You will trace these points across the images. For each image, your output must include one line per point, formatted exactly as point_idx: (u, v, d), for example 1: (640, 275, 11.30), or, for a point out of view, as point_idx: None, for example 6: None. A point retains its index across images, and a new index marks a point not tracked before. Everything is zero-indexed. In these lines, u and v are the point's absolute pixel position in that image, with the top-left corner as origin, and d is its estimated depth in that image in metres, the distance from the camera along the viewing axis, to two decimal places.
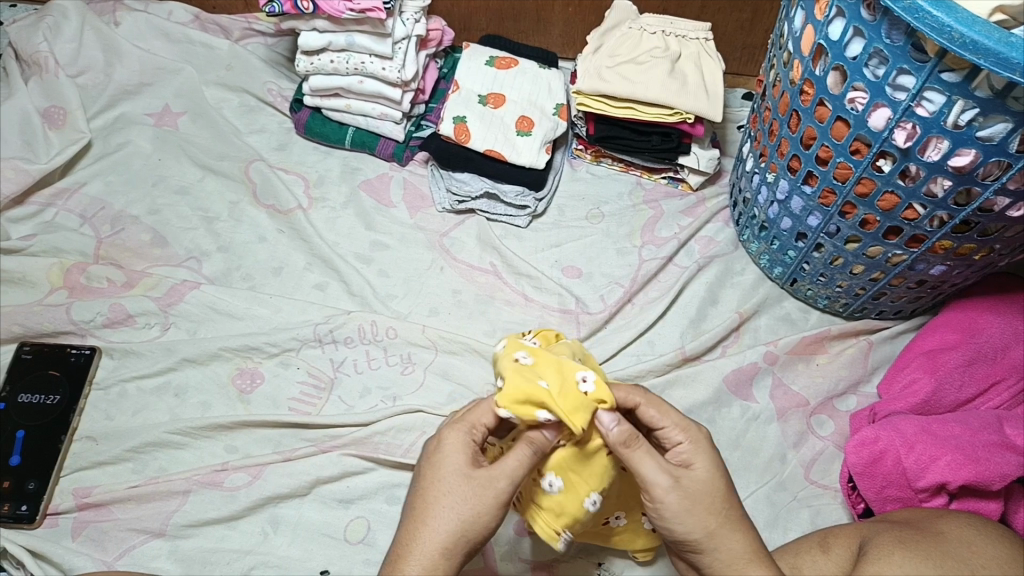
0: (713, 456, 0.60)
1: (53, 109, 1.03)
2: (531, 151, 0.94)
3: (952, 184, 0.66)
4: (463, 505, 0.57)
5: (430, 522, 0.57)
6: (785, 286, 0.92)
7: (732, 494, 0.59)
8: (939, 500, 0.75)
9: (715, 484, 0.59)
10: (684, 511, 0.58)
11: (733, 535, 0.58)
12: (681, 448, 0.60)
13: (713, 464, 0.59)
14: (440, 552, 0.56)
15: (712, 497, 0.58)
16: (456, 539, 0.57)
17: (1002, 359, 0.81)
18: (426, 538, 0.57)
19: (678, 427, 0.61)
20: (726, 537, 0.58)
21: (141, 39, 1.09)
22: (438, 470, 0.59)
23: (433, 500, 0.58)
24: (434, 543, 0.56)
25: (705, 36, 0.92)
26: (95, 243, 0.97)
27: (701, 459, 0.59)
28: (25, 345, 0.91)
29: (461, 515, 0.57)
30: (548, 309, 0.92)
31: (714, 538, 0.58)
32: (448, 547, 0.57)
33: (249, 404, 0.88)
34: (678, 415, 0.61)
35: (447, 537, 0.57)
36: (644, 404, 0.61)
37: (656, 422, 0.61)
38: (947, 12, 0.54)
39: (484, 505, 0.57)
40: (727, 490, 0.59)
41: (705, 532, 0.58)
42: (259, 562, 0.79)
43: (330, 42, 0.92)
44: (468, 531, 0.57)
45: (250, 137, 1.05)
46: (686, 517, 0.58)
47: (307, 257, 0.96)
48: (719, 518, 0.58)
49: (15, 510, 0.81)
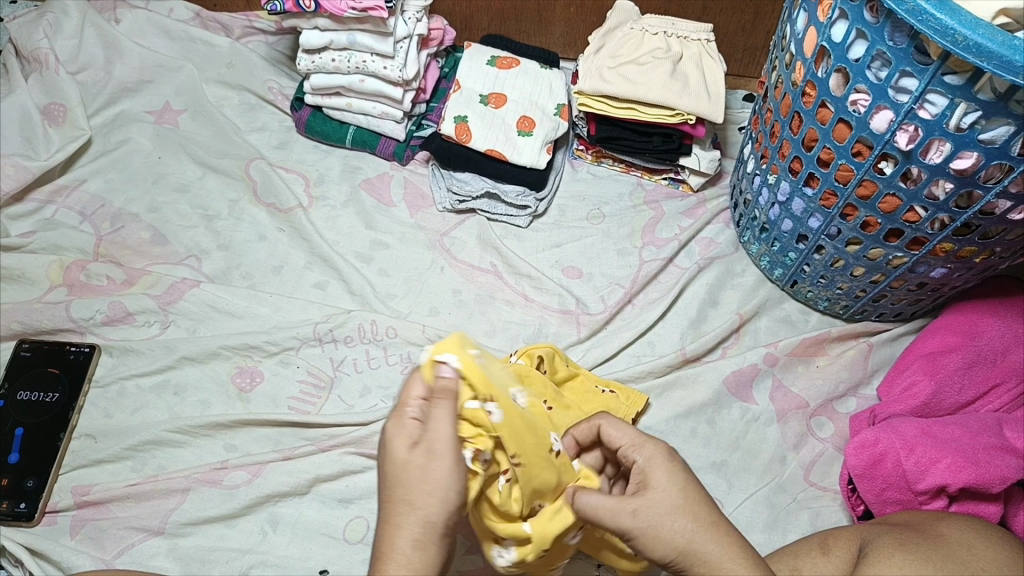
0: (671, 470, 0.58)
1: (53, 106, 1.02)
2: (532, 151, 0.94)
3: (953, 187, 0.66)
4: (415, 491, 0.57)
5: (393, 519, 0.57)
6: (785, 287, 0.92)
7: (698, 505, 0.57)
8: (938, 503, 0.75)
9: (677, 498, 0.57)
10: (652, 536, 0.56)
11: (709, 544, 0.56)
12: (638, 467, 0.59)
13: (671, 478, 0.58)
14: (411, 546, 0.56)
15: (675, 514, 0.56)
16: (424, 528, 0.57)
17: (1001, 362, 0.81)
18: (395, 536, 0.57)
19: (633, 447, 0.60)
20: (702, 549, 0.56)
21: (142, 36, 1.09)
22: (385, 464, 0.58)
23: (392, 496, 0.58)
24: (404, 536, 0.57)
25: (707, 37, 0.92)
26: (95, 241, 0.97)
27: (657, 476, 0.58)
28: (24, 342, 0.91)
29: (418, 504, 0.57)
30: (548, 309, 0.92)
31: (689, 552, 0.56)
32: (422, 539, 0.57)
33: (249, 402, 0.87)
34: (632, 433, 0.61)
35: (418, 529, 0.57)
36: (603, 426, 0.63)
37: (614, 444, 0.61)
38: (951, 15, 0.54)
39: (434, 483, 0.56)
40: (693, 501, 0.57)
41: (679, 551, 0.56)
42: (258, 561, 0.79)
43: (331, 41, 0.92)
44: (433, 515, 0.57)
45: (251, 136, 1.05)
46: (654, 542, 0.56)
47: (307, 255, 0.96)
48: (688, 534, 0.56)
49: (14, 508, 0.81)
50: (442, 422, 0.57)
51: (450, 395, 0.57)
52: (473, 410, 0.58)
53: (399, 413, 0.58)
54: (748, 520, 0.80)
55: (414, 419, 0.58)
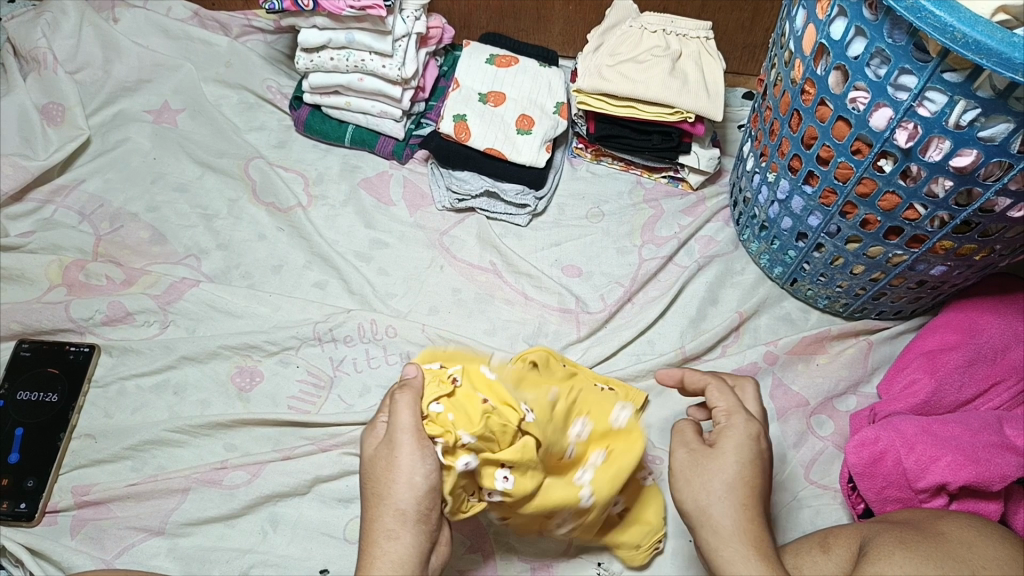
0: (741, 446, 0.62)
1: (52, 106, 1.02)
2: (532, 149, 0.93)
3: (953, 184, 0.65)
4: (380, 482, 0.62)
5: (370, 511, 0.62)
6: (784, 286, 0.92)
7: (744, 484, 0.61)
8: (938, 501, 0.75)
9: (728, 468, 0.61)
10: (684, 481, 0.62)
11: (724, 517, 0.60)
12: (719, 428, 0.64)
13: (737, 452, 0.61)
14: (384, 535, 0.61)
15: (715, 480, 0.61)
16: (395, 517, 0.61)
17: (1001, 360, 0.81)
18: (372, 528, 0.62)
19: (724, 413, 0.64)
20: (717, 516, 0.60)
21: (140, 36, 1.09)
22: (362, 463, 0.65)
23: (368, 490, 0.63)
24: (378, 527, 0.61)
25: (706, 34, 0.92)
26: (94, 240, 0.97)
27: (727, 443, 0.62)
28: (24, 342, 0.91)
29: (385, 495, 0.61)
30: (548, 307, 0.92)
31: (701, 514, 0.61)
32: (394, 528, 0.61)
33: (249, 402, 0.87)
34: (732, 403, 0.65)
35: (390, 519, 0.61)
36: (711, 385, 0.66)
37: (715, 401, 0.65)
38: (949, 12, 0.54)
39: (396, 472, 0.61)
40: (744, 478, 0.61)
41: (698, 508, 0.61)
42: (258, 561, 0.79)
43: (329, 40, 0.92)
44: (400, 503, 0.61)
45: (250, 135, 1.05)
46: (683, 485, 0.62)
47: (306, 255, 0.96)
48: (712, 498, 0.60)
49: (14, 508, 0.81)
50: (403, 411, 0.62)
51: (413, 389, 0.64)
52: (436, 413, 0.63)
53: (372, 424, 0.67)
54: None
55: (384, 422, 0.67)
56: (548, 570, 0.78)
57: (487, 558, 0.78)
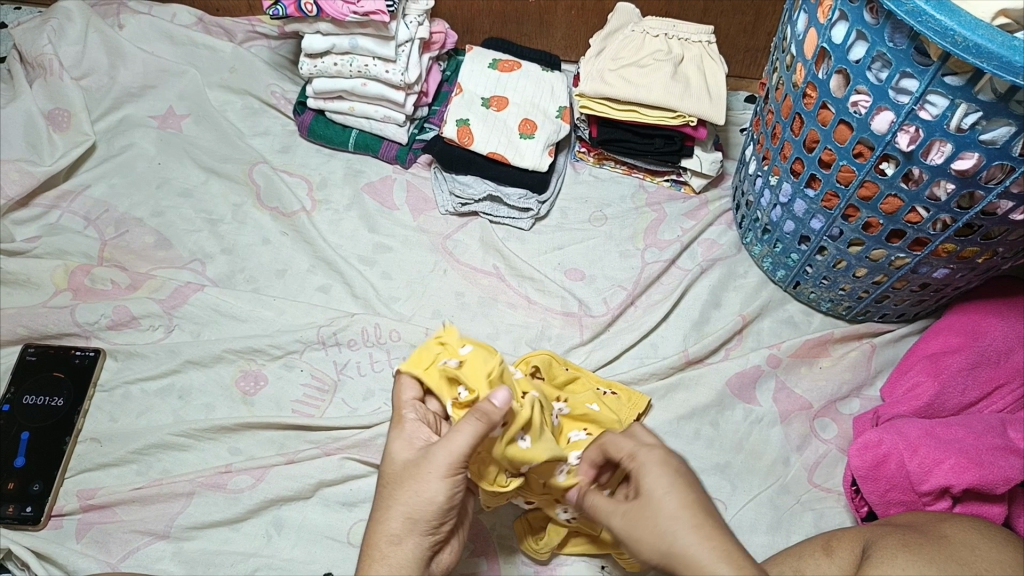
0: (660, 472, 0.57)
1: (58, 112, 1.03)
2: (535, 153, 0.94)
3: (955, 187, 0.66)
4: (396, 489, 0.61)
5: (379, 513, 0.62)
6: (788, 288, 0.92)
7: (684, 506, 0.54)
8: (942, 503, 0.75)
9: (663, 499, 0.55)
10: (635, 541, 0.56)
11: (689, 547, 0.53)
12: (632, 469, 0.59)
13: (660, 479, 0.56)
14: (387, 540, 0.61)
15: (657, 519, 0.54)
16: (403, 525, 0.61)
17: (1004, 363, 0.81)
18: (377, 529, 0.62)
19: (629, 455, 0.60)
20: (682, 552, 0.53)
21: (145, 42, 1.09)
22: (386, 463, 0.63)
23: (381, 492, 0.63)
24: (382, 530, 0.61)
25: (708, 38, 0.92)
26: (100, 245, 0.98)
27: (646, 479, 0.57)
28: (30, 347, 0.91)
29: (400, 504, 0.61)
30: (551, 311, 0.92)
31: (670, 558, 0.54)
32: (399, 534, 0.61)
33: (253, 406, 0.88)
34: (632, 442, 0.61)
35: (397, 526, 0.61)
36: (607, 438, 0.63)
37: (618, 449, 0.61)
38: (949, 16, 0.54)
39: (420, 485, 0.60)
40: (681, 500, 0.55)
41: (662, 554, 0.54)
42: (262, 564, 0.79)
43: (333, 45, 0.92)
44: (412, 512, 0.60)
45: (254, 140, 1.06)
46: (637, 546, 0.55)
47: (310, 259, 0.96)
48: (668, 538, 0.53)
49: (20, 512, 0.81)
50: (460, 435, 0.58)
51: (481, 414, 0.58)
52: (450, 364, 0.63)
53: (399, 420, 0.65)
54: (751, 521, 0.80)
55: (414, 419, 0.64)
56: (552, 573, 0.78)
57: (491, 561, 0.78)
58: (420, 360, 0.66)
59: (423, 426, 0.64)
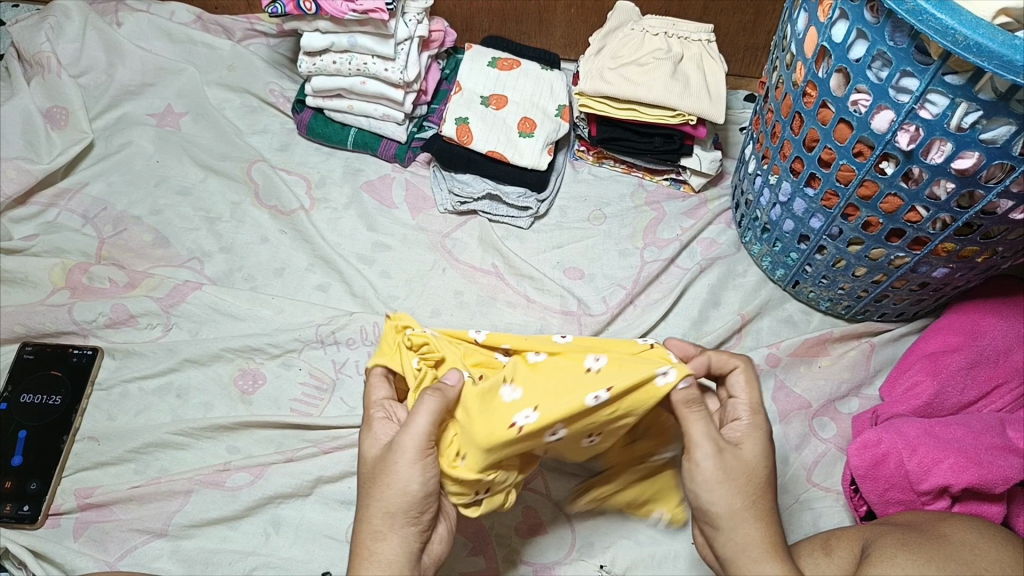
0: (767, 448, 0.62)
1: (55, 109, 1.03)
2: (534, 152, 0.94)
3: (955, 186, 0.66)
4: (370, 483, 0.62)
5: (361, 511, 0.62)
6: (787, 287, 0.92)
7: (768, 487, 0.61)
8: (941, 503, 0.75)
9: (758, 471, 0.61)
10: (718, 483, 0.59)
11: (754, 523, 0.60)
12: (740, 425, 0.63)
13: (761, 453, 0.61)
14: (371, 536, 0.61)
15: (746, 483, 0.60)
16: (383, 520, 0.61)
17: (1003, 362, 0.81)
18: (362, 528, 0.62)
19: (747, 408, 0.63)
20: (749, 521, 0.60)
21: (144, 39, 1.09)
22: (363, 465, 0.64)
23: (362, 490, 0.63)
24: (365, 527, 0.62)
25: (707, 37, 0.92)
26: (97, 243, 0.98)
27: (750, 444, 0.62)
28: (27, 345, 0.91)
29: (378, 498, 0.61)
30: (550, 310, 0.92)
31: (734, 518, 0.59)
32: (381, 529, 0.61)
33: (251, 405, 0.88)
34: (753, 399, 0.64)
35: (378, 521, 0.61)
36: (739, 369, 0.65)
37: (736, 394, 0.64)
38: (950, 15, 0.54)
39: (393, 477, 0.60)
40: (767, 480, 0.61)
41: (730, 510, 0.59)
42: (260, 563, 0.79)
43: (332, 43, 0.92)
44: (389, 506, 0.60)
45: (252, 138, 1.05)
46: (714, 487, 0.59)
47: (309, 257, 0.96)
48: (745, 503, 0.59)
49: (17, 510, 0.81)
50: (420, 416, 0.60)
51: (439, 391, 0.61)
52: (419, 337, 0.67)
53: (368, 420, 0.66)
54: None
55: (381, 418, 0.66)
56: (551, 572, 0.78)
57: (489, 559, 0.78)
58: (390, 349, 0.69)
59: (390, 422, 0.66)
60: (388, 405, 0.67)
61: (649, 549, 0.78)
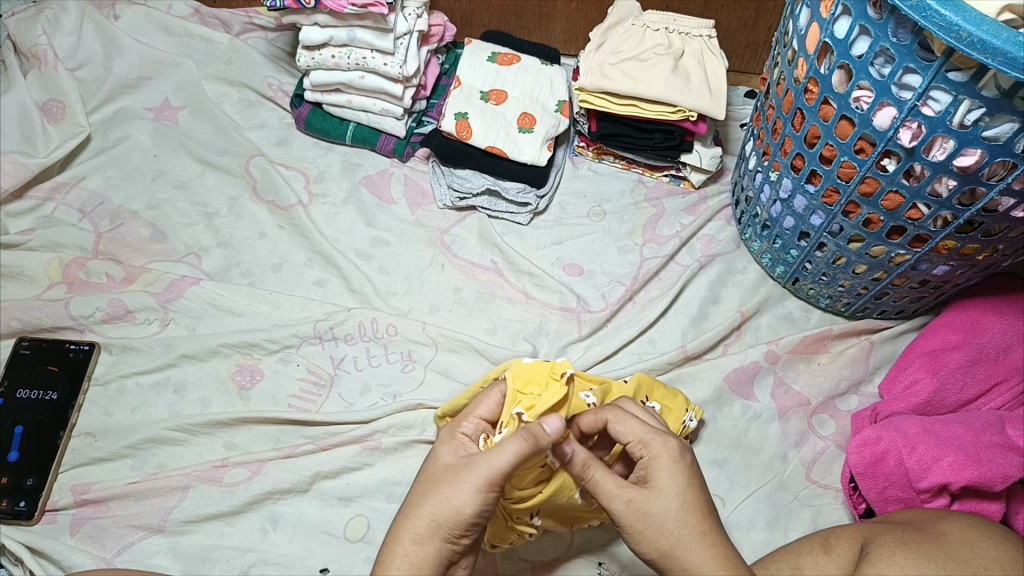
0: (676, 473, 0.59)
1: (52, 103, 1.02)
2: (533, 147, 0.93)
3: (956, 184, 0.65)
4: (430, 488, 0.60)
5: (410, 509, 0.60)
6: (786, 285, 0.92)
7: (694, 512, 0.59)
8: (940, 501, 0.75)
9: (673, 503, 0.58)
10: (638, 532, 0.59)
11: (690, 557, 0.58)
12: (645, 462, 0.61)
13: (673, 483, 0.59)
14: (410, 538, 0.59)
15: (667, 519, 0.58)
16: (427, 525, 0.59)
17: (1003, 360, 0.81)
18: (402, 525, 0.60)
19: (640, 443, 0.61)
20: (683, 557, 0.58)
21: (141, 32, 1.08)
22: (427, 465, 0.63)
23: (413, 489, 0.62)
24: (409, 529, 0.59)
25: (708, 33, 0.92)
26: (94, 238, 0.97)
27: (659, 478, 0.59)
28: (24, 340, 0.90)
29: (432, 504, 0.59)
30: (549, 306, 0.91)
31: (669, 559, 0.58)
32: (421, 533, 0.59)
33: (249, 400, 0.87)
34: (642, 429, 0.61)
35: (423, 524, 0.59)
36: (613, 419, 0.63)
37: (627, 435, 0.62)
38: (955, 11, 0.53)
39: (454, 491, 0.58)
40: (689, 507, 0.59)
41: (659, 552, 0.59)
42: (258, 559, 0.79)
43: (330, 37, 0.91)
44: (439, 515, 0.59)
45: (250, 132, 1.05)
46: (639, 536, 0.59)
47: (307, 253, 0.96)
48: (672, 541, 0.58)
49: (14, 506, 0.81)
50: (503, 452, 0.58)
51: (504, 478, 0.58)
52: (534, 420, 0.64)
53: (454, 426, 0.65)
54: (749, 518, 0.80)
55: (466, 433, 0.65)
56: (550, 570, 0.78)
57: (488, 558, 0.78)
58: (523, 381, 0.67)
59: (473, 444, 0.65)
60: (482, 428, 0.66)
61: None
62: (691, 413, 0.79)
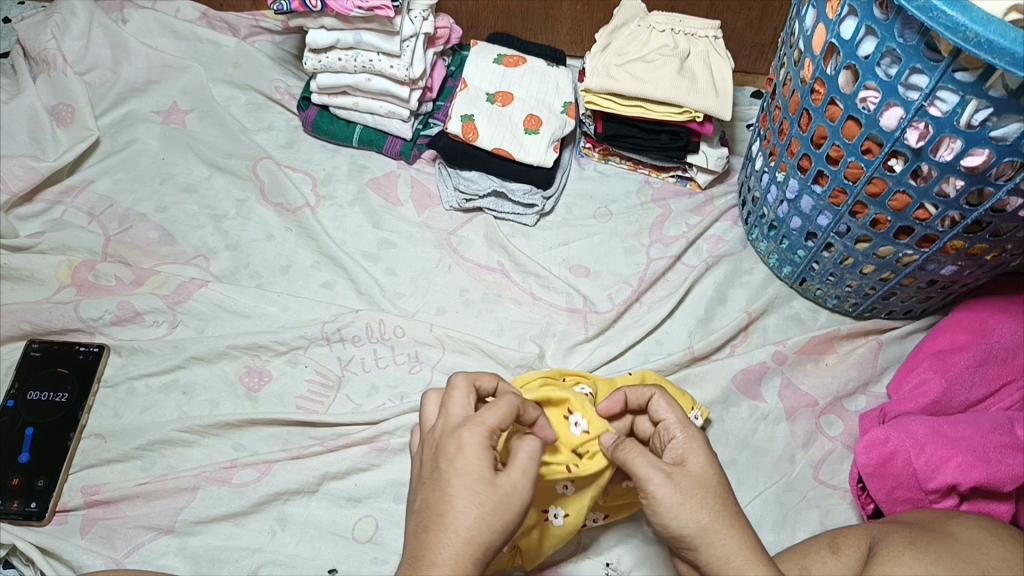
0: (708, 453, 0.62)
1: (61, 106, 1.03)
2: (540, 149, 0.93)
3: (964, 184, 0.65)
4: (479, 507, 0.56)
5: (459, 531, 0.56)
6: (794, 285, 0.91)
7: (725, 490, 0.61)
8: (949, 501, 0.75)
9: (709, 478, 0.61)
10: (678, 505, 0.59)
11: (728, 531, 0.58)
12: (677, 442, 0.63)
13: (708, 461, 0.61)
14: (470, 560, 0.55)
15: (705, 492, 0.59)
16: (485, 545, 0.56)
17: (1011, 360, 0.81)
18: (455, 548, 0.55)
19: (676, 424, 0.65)
20: (721, 531, 0.58)
21: (149, 36, 1.09)
22: (459, 476, 0.58)
23: (453, 503, 0.57)
24: (465, 553, 0.55)
25: (714, 34, 0.91)
26: (103, 241, 0.98)
27: (694, 457, 0.62)
28: (34, 342, 0.91)
29: (490, 524, 0.56)
30: (556, 307, 0.92)
31: (708, 533, 0.58)
32: (480, 553, 0.56)
33: (257, 402, 0.88)
34: (678, 413, 0.65)
35: (482, 545, 0.56)
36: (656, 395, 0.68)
37: (662, 416, 0.66)
38: (961, 12, 0.53)
39: (510, 510, 0.57)
40: (722, 485, 0.61)
41: (699, 527, 0.58)
42: (266, 560, 0.79)
43: (337, 40, 0.92)
44: (498, 534, 0.57)
45: (258, 135, 1.05)
46: (678, 509, 0.59)
47: (314, 254, 0.96)
48: (712, 514, 0.59)
49: (25, 507, 0.82)
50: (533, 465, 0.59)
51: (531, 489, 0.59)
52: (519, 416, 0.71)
53: (470, 426, 0.60)
54: (758, 518, 0.80)
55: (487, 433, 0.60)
56: (557, 570, 0.78)
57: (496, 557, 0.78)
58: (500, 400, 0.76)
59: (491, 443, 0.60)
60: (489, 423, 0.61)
61: (656, 546, 0.78)
62: (698, 411, 0.79)
